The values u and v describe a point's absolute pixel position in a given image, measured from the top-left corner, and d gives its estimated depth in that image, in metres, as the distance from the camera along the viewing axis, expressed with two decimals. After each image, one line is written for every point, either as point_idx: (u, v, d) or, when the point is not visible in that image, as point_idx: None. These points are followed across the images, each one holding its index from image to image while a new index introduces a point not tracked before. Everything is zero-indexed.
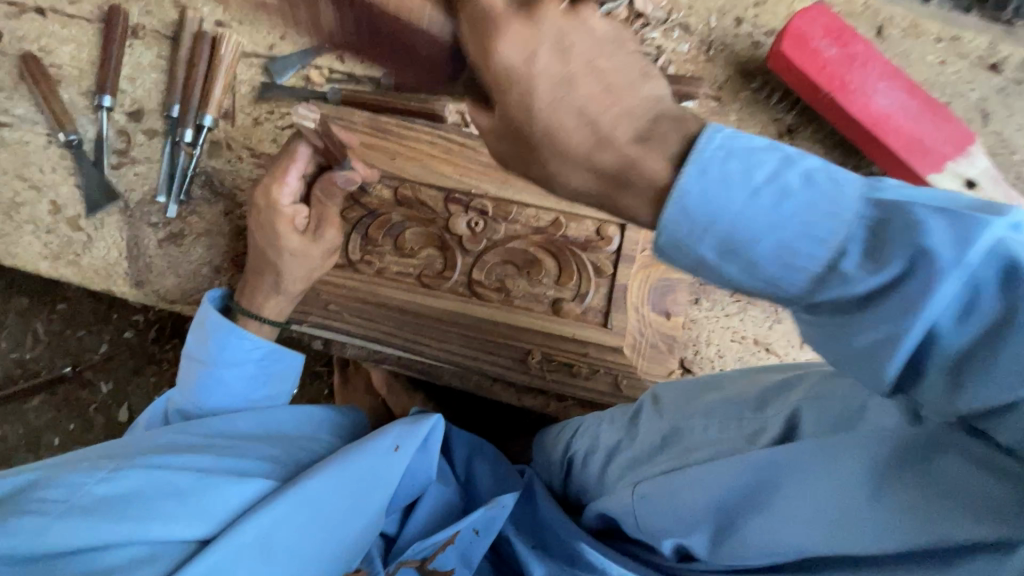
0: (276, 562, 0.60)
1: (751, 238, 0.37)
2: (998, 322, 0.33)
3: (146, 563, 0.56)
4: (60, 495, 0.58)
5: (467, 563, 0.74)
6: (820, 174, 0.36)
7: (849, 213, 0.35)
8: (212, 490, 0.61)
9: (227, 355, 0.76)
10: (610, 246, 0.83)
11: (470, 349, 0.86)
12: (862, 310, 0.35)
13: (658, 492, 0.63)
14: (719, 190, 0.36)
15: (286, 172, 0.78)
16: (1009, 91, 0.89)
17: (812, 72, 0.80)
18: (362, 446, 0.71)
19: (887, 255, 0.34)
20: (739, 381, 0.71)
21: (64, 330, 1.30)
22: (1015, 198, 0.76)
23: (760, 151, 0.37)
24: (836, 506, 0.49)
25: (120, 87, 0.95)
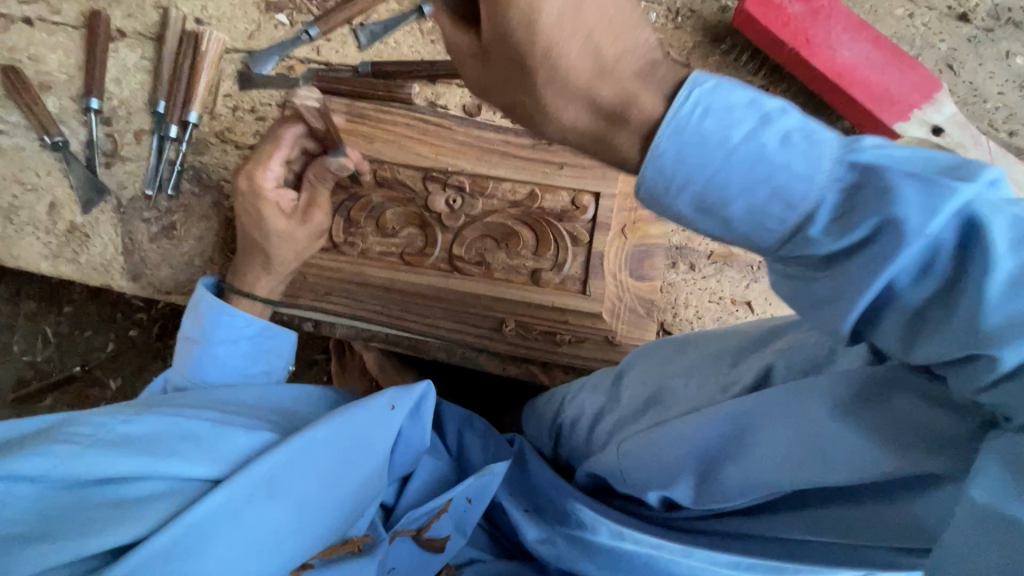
0: (284, 505, 0.56)
1: (724, 196, 0.37)
2: (952, 281, 0.35)
3: (161, 498, 0.53)
4: (88, 430, 0.56)
5: (461, 531, 0.76)
6: (798, 135, 0.36)
7: (824, 176, 0.36)
8: (225, 434, 0.59)
9: (222, 332, 0.79)
10: (586, 215, 0.85)
11: (453, 323, 0.88)
12: (822, 267, 0.37)
13: (642, 444, 0.64)
14: (694, 153, 0.37)
15: (270, 159, 0.79)
16: (980, 40, 0.89)
17: (777, 28, 0.81)
18: (356, 401, 0.68)
19: (855, 221, 0.35)
20: (717, 335, 0.74)
21: (72, 331, 1.34)
22: (981, 141, 0.77)
23: (738, 109, 0.37)
24: (798, 448, 0.50)
25: (108, 89, 0.99)
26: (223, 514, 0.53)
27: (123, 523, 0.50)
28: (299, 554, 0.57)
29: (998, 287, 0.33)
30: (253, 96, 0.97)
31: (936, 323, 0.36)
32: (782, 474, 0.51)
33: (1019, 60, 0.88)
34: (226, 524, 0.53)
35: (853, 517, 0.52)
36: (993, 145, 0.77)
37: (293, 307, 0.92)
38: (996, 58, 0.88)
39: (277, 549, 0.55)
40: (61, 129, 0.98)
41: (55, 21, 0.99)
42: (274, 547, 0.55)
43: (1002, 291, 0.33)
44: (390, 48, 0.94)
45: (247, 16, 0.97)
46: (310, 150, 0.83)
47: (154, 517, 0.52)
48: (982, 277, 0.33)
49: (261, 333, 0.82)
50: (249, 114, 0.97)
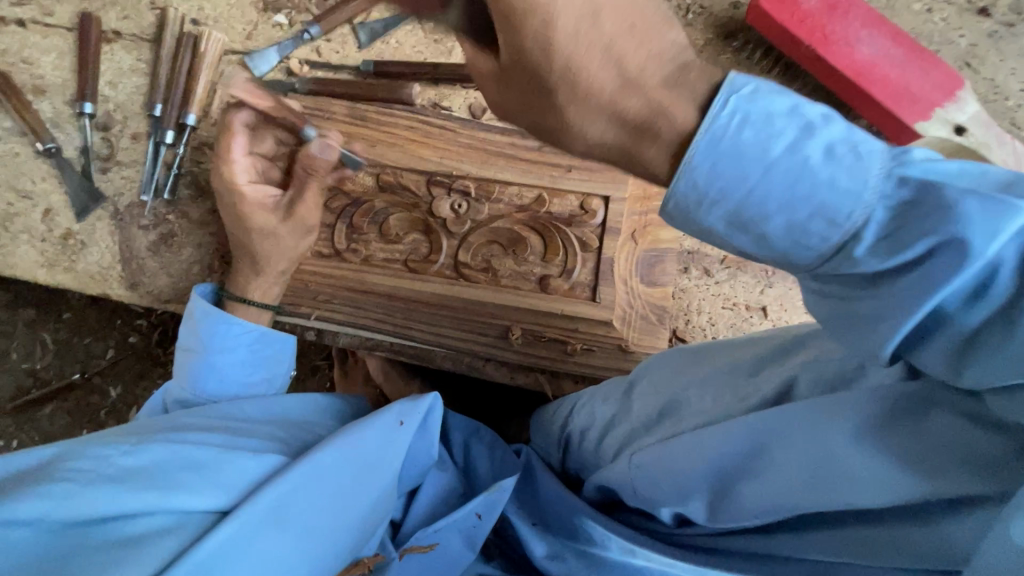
0: (295, 533, 0.54)
1: (762, 212, 0.38)
2: (1011, 302, 0.34)
3: (168, 534, 0.49)
4: (86, 464, 0.51)
5: (472, 546, 0.73)
6: (841, 148, 0.37)
7: (869, 194, 0.36)
8: (232, 461, 0.56)
9: (219, 340, 0.77)
10: (595, 220, 0.82)
11: (459, 331, 0.86)
12: (866, 285, 0.37)
13: (654, 458, 0.61)
14: (732, 170, 0.38)
15: (231, 148, 0.77)
16: (1001, 35, 0.86)
17: (791, 25, 0.78)
18: (363, 421, 0.67)
19: (904, 244, 0.35)
20: (729, 346, 0.72)
21: (71, 339, 1.32)
22: (1006, 140, 0.74)
23: (779, 119, 0.37)
24: (825, 467, 0.48)
25: (103, 92, 0.96)
26: (234, 546, 0.50)
27: (128, 564, 0.46)
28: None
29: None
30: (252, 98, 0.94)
31: (990, 348, 0.35)
32: (795, 495, 0.50)
33: None
34: (239, 556, 0.50)
35: (881, 539, 0.49)
36: (1019, 144, 0.75)
37: (296, 318, 0.90)
38: (1018, 53, 0.86)
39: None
40: (53, 135, 0.95)
41: (48, 23, 0.97)
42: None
43: None
44: (392, 48, 0.92)
45: (245, 17, 0.95)
46: (286, 141, 0.81)
47: (162, 554, 0.47)
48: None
49: (259, 340, 0.80)
50: None
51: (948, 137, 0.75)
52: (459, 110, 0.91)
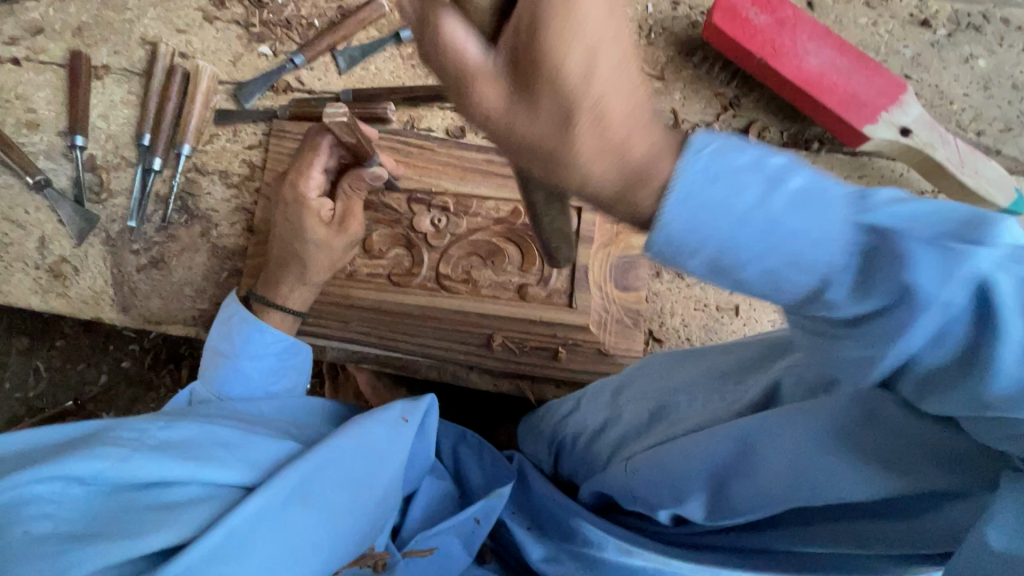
0: (318, 511, 0.56)
1: (737, 263, 0.34)
2: (965, 347, 0.33)
3: (199, 504, 0.52)
4: (129, 434, 0.55)
5: (466, 551, 0.75)
6: (812, 197, 0.32)
7: (835, 242, 0.32)
8: (256, 443, 0.59)
9: (251, 346, 0.80)
10: (569, 230, 0.87)
11: (443, 341, 0.88)
12: (843, 331, 0.34)
13: (649, 462, 0.62)
14: (703, 222, 0.33)
15: (311, 167, 0.82)
16: (942, 45, 0.92)
17: (744, 39, 0.83)
18: (367, 416, 0.67)
19: (871, 290, 0.32)
20: (712, 350, 0.75)
21: (64, 365, 1.34)
22: (949, 139, 0.79)
23: (745, 171, 0.33)
24: (812, 465, 0.49)
25: (94, 125, 1.01)
26: (261, 519, 0.52)
27: (169, 525, 0.49)
28: (334, 565, 0.57)
29: (1014, 351, 0.31)
30: (236, 126, 0.99)
31: (955, 382, 0.34)
32: (784, 494, 0.52)
33: (981, 62, 0.91)
34: (265, 529, 0.52)
35: (861, 529, 0.52)
36: (961, 142, 0.79)
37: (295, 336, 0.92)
38: (959, 61, 0.91)
39: (312, 559, 0.54)
40: (39, 168, 0.99)
41: (42, 61, 1.02)
42: (307, 557, 0.54)
43: (1018, 358, 0.32)
44: (371, 74, 0.98)
45: (230, 49, 1.00)
46: (345, 159, 0.85)
47: (196, 521, 0.50)
48: (994, 346, 0.32)
49: (287, 350, 0.83)
50: (235, 143, 0.99)
51: (895, 139, 0.79)
52: (438, 131, 0.95)
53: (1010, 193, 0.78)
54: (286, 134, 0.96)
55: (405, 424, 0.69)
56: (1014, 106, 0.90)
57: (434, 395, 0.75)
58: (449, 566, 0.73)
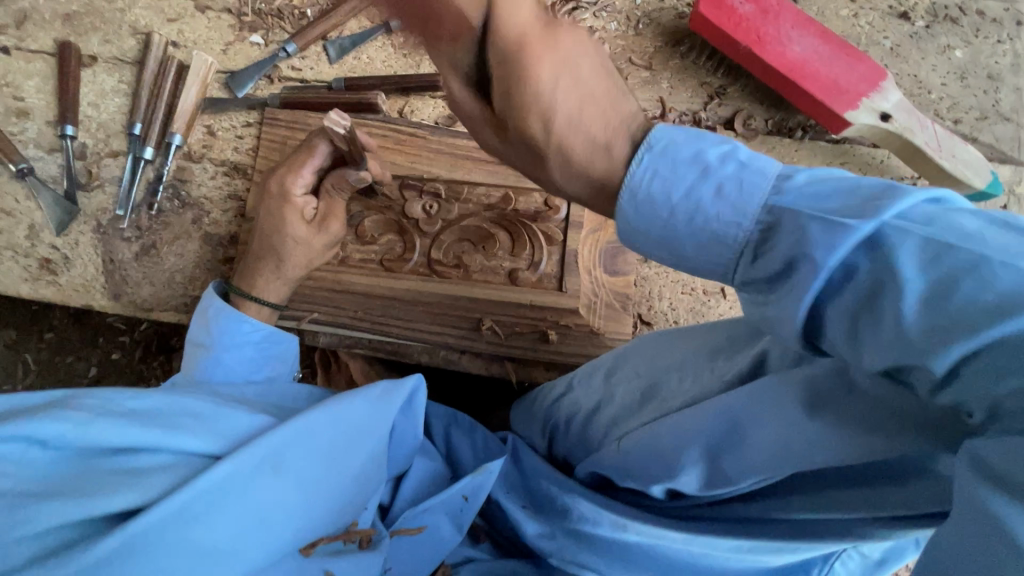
0: (287, 483, 0.56)
1: (677, 243, 0.41)
2: (873, 291, 0.34)
3: (164, 470, 0.52)
4: (95, 402, 0.55)
5: (457, 529, 0.75)
6: (730, 183, 0.39)
7: (749, 222, 0.38)
8: (227, 414, 0.59)
9: (231, 336, 0.79)
10: (558, 215, 0.88)
11: (434, 325, 0.89)
12: (767, 296, 0.39)
13: (642, 440, 0.64)
14: (645, 207, 0.40)
15: (301, 167, 0.81)
16: (920, 36, 0.94)
17: (730, 28, 0.85)
18: (350, 392, 0.67)
19: (773, 260, 0.38)
20: (703, 327, 0.74)
21: (54, 358, 1.33)
22: (927, 124, 0.81)
23: (682, 163, 0.40)
24: (783, 433, 0.50)
25: (85, 113, 1.01)
26: (229, 487, 0.52)
27: (132, 487, 0.49)
28: (304, 531, 0.58)
29: (914, 303, 0.32)
30: (229, 115, 1.00)
31: (871, 332, 0.34)
32: (768, 464, 0.52)
33: (958, 53, 0.94)
34: (233, 497, 0.52)
35: (853, 496, 0.52)
36: (939, 127, 0.82)
37: (292, 320, 0.92)
38: (936, 52, 0.94)
39: (281, 528, 0.55)
40: (23, 156, 0.99)
41: (31, 49, 1.02)
42: (276, 525, 0.55)
43: (919, 306, 0.32)
44: (363, 63, 0.99)
45: (222, 38, 1.01)
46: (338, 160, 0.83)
47: (161, 484, 0.51)
48: (896, 296, 0.33)
49: (267, 338, 0.83)
50: (227, 132, 1.00)
51: (875, 124, 0.81)
52: (430, 119, 0.97)
53: (985, 176, 0.81)
54: (278, 122, 0.97)
55: (384, 401, 0.68)
56: (989, 95, 0.93)
57: (420, 377, 0.75)
58: (440, 546, 0.74)
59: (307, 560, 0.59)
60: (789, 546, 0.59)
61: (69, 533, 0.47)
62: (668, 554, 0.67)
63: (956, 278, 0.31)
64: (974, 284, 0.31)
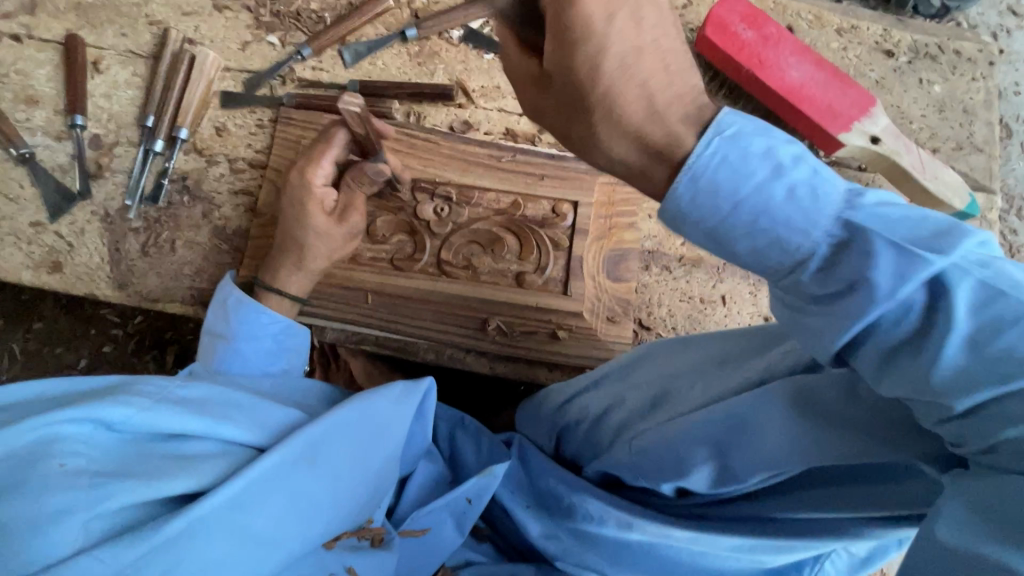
0: (322, 473, 0.59)
1: (730, 237, 0.43)
2: (917, 333, 0.39)
3: (214, 458, 0.55)
4: (151, 390, 0.57)
5: (460, 529, 0.76)
6: (802, 189, 0.41)
7: (819, 229, 0.40)
8: (266, 406, 0.62)
9: (249, 327, 0.81)
10: (565, 222, 0.92)
11: (442, 324, 0.91)
12: (815, 306, 0.41)
13: (653, 441, 0.66)
14: (710, 195, 0.42)
15: (322, 157, 0.84)
16: (903, 71, 1.02)
17: (733, 51, 0.91)
18: (374, 390, 0.69)
19: (836, 272, 0.40)
20: (712, 337, 0.77)
21: (42, 349, 1.31)
22: (912, 148, 0.87)
23: (755, 159, 0.42)
24: (789, 438, 0.53)
25: (97, 104, 1.01)
26: (273, 474, 0.56)
27: (190, 472, 0.52)
28: (332, 524, 0.60)
29: (958, 343, 0.37)
30: (244, 112, 1.02)
31: (906, 366, 0.39)
32: (778, 463, 0.54)
33: (937, 87, 1.01)
34: (275, 485, 0.55)
35: (848, 494, 0.56)
36: (922, 151, 0.88)
37: (305, 316, 0.93)
38: (917, 86, 1.01)
39: (314, 518, 0.58)
40: (28, 142, 0.99)
41: (45, 39, 1.02)
42: (309, 516, 0.57)
43: (961, 347, 0.37)
44: (379, 68, 1.02)
45: (240, 37, 1.03)
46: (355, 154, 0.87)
47: (215, 471, 0.53)
48: (942, 340, 0.37)
49: (284, 331, 0.84)
50: (241, 128, 1.01)
51: (866, 146, 0.87)
52: (443, 126, 1.00)
53: (965, 199, 0.87)
54: (293, 121, 0.99)
55: (406, 399, 0.70)
56: (965, 127, 1.00)
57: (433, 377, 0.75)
58: (442, 545, 0.75)
59: (329, 554, 0.62)
60: (791, 543, 0.62)
61: (132, 514, 0.49)
62: (669, 554, 0.71)
63: (999, 325, 0.36)
64: (1014, 334, 0.36)
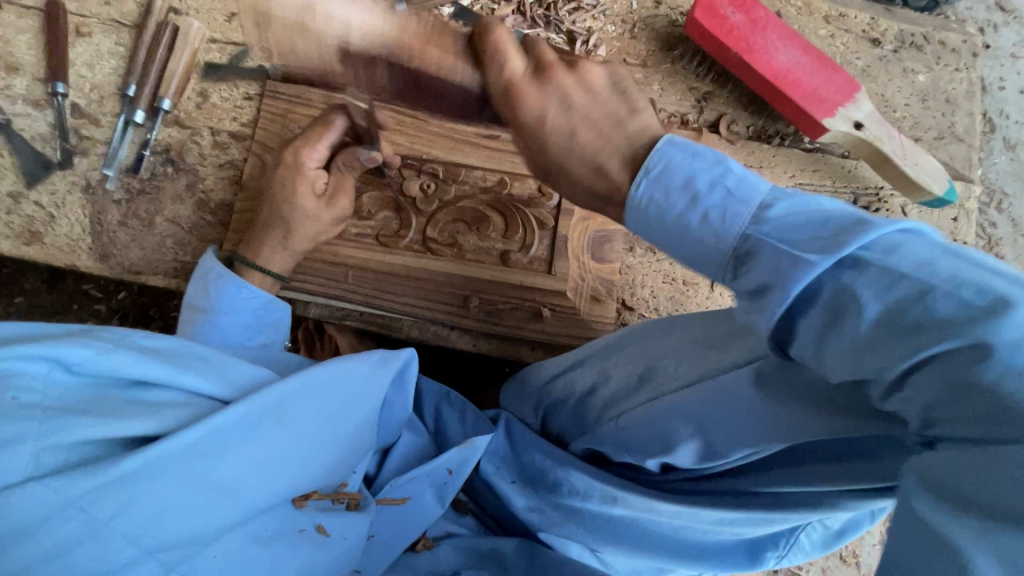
0: (289, 429, 0.59)
1: (667, 242, 0.49)
2: (832, 318, 0.39)
3: (178, 407, 0.55)
4: (115, 336, 0.57)
5: (440, 500, 0.77)
6: (729, 194, 0.45)
7: (729, 235, 0.45)
8: (236, 362, 0.62)
9: (227, 301, 0.81)
10: (551, 202, 0.92)
11: (428, 301, 0.91)
12: (751, 301, 0.43)
13: (638, 418, 0.70)
14: (661, 201, 0.47)
15: (317, 142, 0.85)
16: (889, 59, 1.02)
17: (721, 35, 0.91)
18: (349, 356, 0.70)
19: (750, 273, 0.43)
20: (698, 317, 0.77)
21: (24, 323, 1.30)
22: (895, 134, 0.88)
23: (684, 176, 0.47)
24: (765, 413, 0.56)
25: (79, 73, 1.00)
26: (239, 426, 0.55)
27: (150, 416, 0.52)
28: (299, 482, 0.60)
29: (867, 327, 0.38)
30: (230, 84, 1.00)
31: (832, 345, 0.39)
32: (755, 440, 0.57)
33: (921, 77, 1.02)
34: (241, 436, 0.55)
35: (833, 475, 0.56)
36: (904, 138, 0.89)
37: (293, 292, 0.93)
38: (902, 75, 1.02)
39: (279, 473, 0.58)
40: (7, 109, 0.97)
41: (24, 4, 1.00)
42: (274, 471, 0.57)
43: (870, 329, 0.38)
44: None
45: (226, 8, 1.02)
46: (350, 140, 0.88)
47: (176, 417, 0.53)
48: (854, 323, 0.38)
49: (264, 305, 0.84)
50: (226, 101, 1.00)
51: (849, 132, 0.88)
52: None
53: (943, 184, 0.89)
54: (279, 95, 0.98)
55: (381, 365, 0.72)
56: (947, 117, 1.01)
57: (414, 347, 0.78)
58: (421, 516, 0.76)
59: (301, 513, 0.61)
60: (770, 516, 0.64)
61: (86, 452, 0.48)
62: (651, 527, 0.74)
63: (902, 308, 0.36)
64: (940, 310, 0.35)
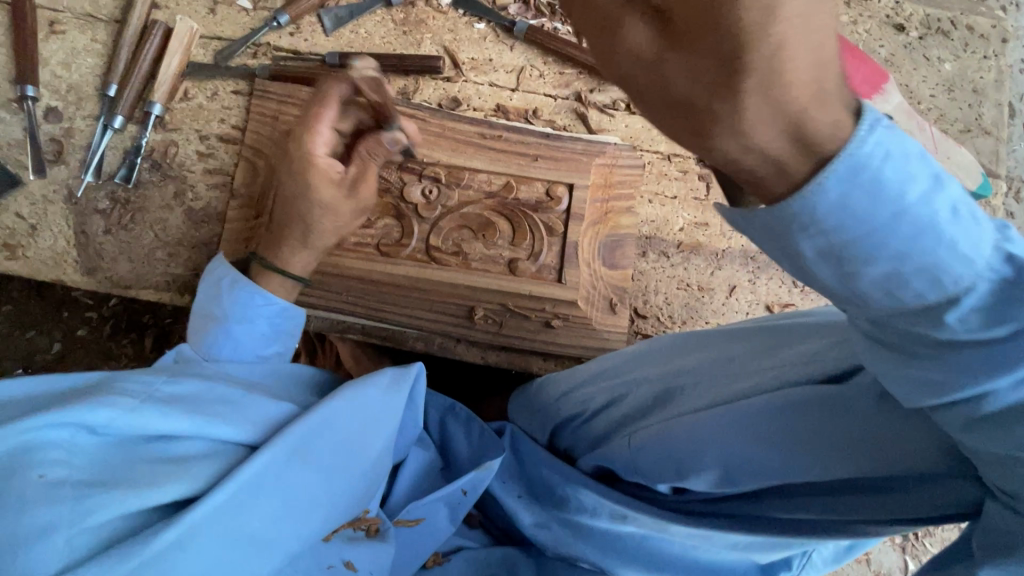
0: (316, 471, 0.57)
1: (872, 255, 0.34)
2: None
3: (204, 460, 0.53)
4: (135, 387, 0.54)
5: (452, 521, 0.74)
6: (963, 212, 0.33)
7: (975, 262, 0.34)
8: (255, 401, 0.59)
9: (244, 308, 0.75)
10: (560, 206, 0.88)
11: (432, 313, 0.88)
12: (939, 348, 0.37)
13: (652, 435, 0.65)
14: (867, 204, 0.32)
15: (321, 121, 0.75)
16: (913, 47, 0.97)
17: None
18: (357, 381, 0.66)
19: (974, 317, 0.35)
20: (716, 336, 0.76)
21: (12, 332, 1.25)
22: (925, 128, 0.83)
23: (920, 169, 0.33)
24: (800, 450, 0.54)
25: (55, 74, 0.94)
26: (264, 477, 0.54)
27: (180, 478, 0.50)
28: (331, 520, 0.58)
29: None
30: (217, 83, 0.95)
31: (1009, 422, 0.39)
32: (786, 469, 0.55)
33: (947, 66, 0.97)
34: (268, 488, 0.54)
35: (862, 504, 0.55)
36: (934, 130, 0.84)
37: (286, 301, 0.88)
38: (927, 64, 0.97)
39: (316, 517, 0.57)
40: None
41: None
42: (307, 516, 0.56)
43: None
44: (361, 37, 0.95)
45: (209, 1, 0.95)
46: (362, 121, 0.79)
47: (204, 475, 0.52)
48: None
49: (281, 312, 0.78)
50: (213, 101, 0.94)
51: None
52: (432, 102, 0.94)
53: (976, 179, 0.85)
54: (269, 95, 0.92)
55: (398, 390, 0.67)
56: (973, 109, 0.97)
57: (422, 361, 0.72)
58: (433, 538, 0.73)
59: (326, 548, 0.60)
60: (785, 539, 0.62)
61: (116, 528, 0.46)
62: (661, 546, 0.71)
63: None
64: None
